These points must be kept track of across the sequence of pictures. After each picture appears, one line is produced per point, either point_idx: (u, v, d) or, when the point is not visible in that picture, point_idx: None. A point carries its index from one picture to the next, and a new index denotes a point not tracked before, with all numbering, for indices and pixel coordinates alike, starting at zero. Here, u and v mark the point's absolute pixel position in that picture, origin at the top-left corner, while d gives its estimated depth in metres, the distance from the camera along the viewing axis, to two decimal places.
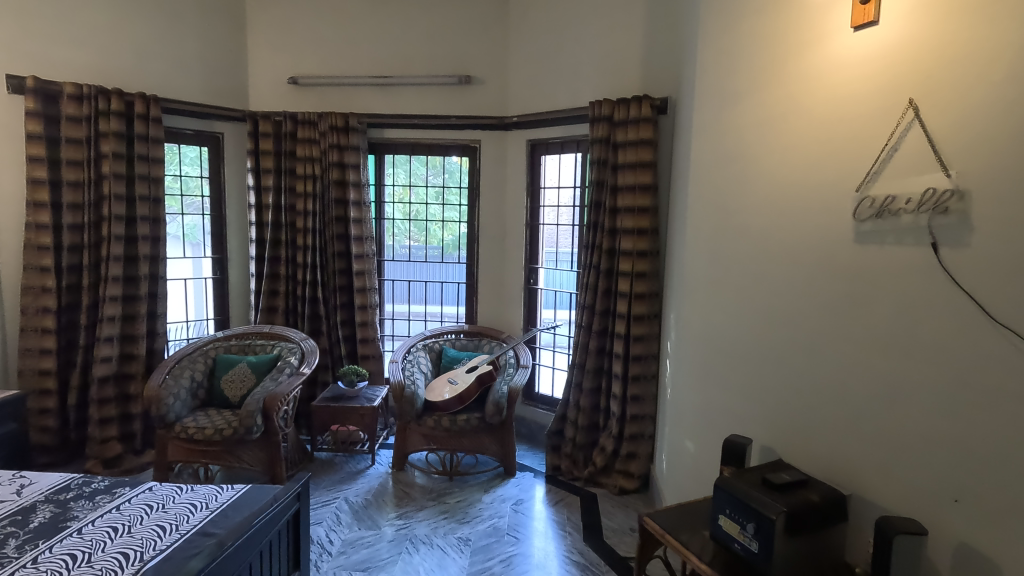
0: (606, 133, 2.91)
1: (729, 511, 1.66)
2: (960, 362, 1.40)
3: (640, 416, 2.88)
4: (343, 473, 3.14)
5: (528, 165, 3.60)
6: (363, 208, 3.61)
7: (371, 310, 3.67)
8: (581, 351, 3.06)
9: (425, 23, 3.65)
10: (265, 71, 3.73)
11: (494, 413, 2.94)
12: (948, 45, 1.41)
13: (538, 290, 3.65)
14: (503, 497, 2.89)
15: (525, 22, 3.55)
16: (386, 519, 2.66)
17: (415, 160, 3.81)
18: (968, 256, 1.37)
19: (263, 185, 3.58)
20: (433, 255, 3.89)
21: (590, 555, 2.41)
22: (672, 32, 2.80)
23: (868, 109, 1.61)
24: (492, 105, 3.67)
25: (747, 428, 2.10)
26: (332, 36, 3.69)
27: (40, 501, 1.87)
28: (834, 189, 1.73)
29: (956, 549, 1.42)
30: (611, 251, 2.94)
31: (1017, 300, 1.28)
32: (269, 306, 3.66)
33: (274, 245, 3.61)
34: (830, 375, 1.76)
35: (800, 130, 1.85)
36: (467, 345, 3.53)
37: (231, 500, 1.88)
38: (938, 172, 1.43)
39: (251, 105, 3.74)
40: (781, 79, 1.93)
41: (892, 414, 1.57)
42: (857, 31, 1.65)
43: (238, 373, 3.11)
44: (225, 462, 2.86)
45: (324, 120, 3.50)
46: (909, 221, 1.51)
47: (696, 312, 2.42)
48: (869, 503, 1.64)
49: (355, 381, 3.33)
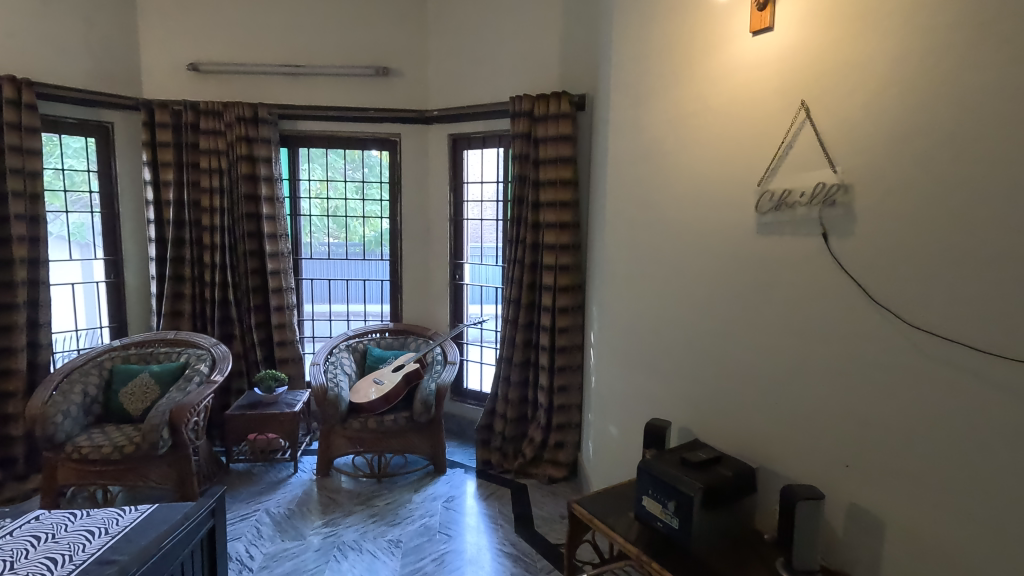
0: (527, 128, 2.94)
1: (651, 492, 1.74)
2: (849, 341, 1.54)
3: (567, 406, 2.95)
4: (263, 483, 2.98)
5: (450, 159, 3.56)
6: (277, 204, 3.43)
7: (289, 311, 3.50)
8: (508, 345, 3.09)
9: (339, 10, 3.50)
10: (160, 56, 3.43)
11: (422, 412, 2.91)
12: (831, 53, 1.54)
13: (464, 285, 3.64)
14: (434, 495, 2.86)
15: (444, 14, 3.50)
16: (311, 528, 2.56)
17: (332, 154, 3.67)
18: (853, 244, 1.52)
19: (163, 180, 3.31)
20: (354, 252, 3.77)
21: (522, 546, 2.44)
22: (588, 30, 2.87)
23: (765, 109, 1.74)
24: (412, 98, 3.60)
25: (666, 412, 2.21)
26: (236, 20, 3.45)
27: None
28: (738, 184, 1.85)
29: (849, 510, 1.58)
30: (535, 245, 2.98)
31: (894, 284, 1.43)
32: (174, 311, 3.40)
33: (177, 244, 3.35)
34: (739, 358, 1.88)
35: (707, 128, 1.96)
36: (393, 344, 3.46)
37: (135, 522, 1.73)
38: (826, 168, 1.57)
39: (146, 93, 3.43)
40: (689, 78, 2.03)
41: (794, 392, 1.70)
42: (755, 36, 1.77)
43: (139, 385, 2.86)
44: (127, 482, 2.63)
45: (230, 110, 3.28)
46: (803, 213, 1.64)
47: (616, 303, 2.51)
48: (776, 475, 1.77)
49: (273, 386, 3.16)
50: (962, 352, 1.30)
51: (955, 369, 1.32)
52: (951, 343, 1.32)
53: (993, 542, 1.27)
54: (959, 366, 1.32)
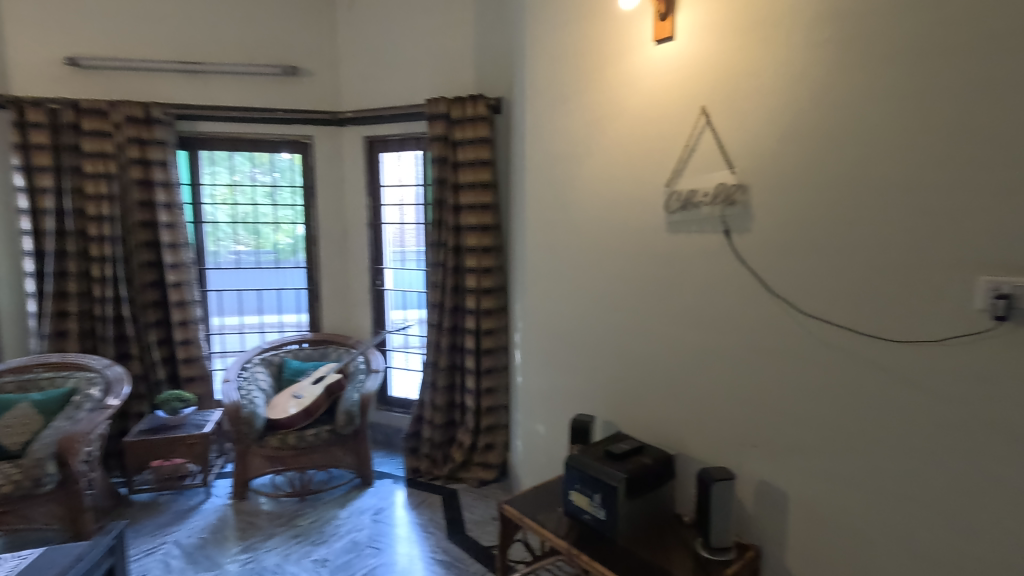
0: (445, 131, 2.96)
1: (578, 486, 1.80)
2: (749, 334, 1.68)
3: (494, 368, 3.01)
4: (170, 513, 2.81)
5: (365, 163, 3.53)
6: (176, 211, 3.26)
7: (194, 326, 3.34)
8: (434, 350, 3.14)
9: (247, 16, 3.38)
10: (26, 51, 3.16)
11: (346, 423, 2.90)
12: (726, 62, 1.66)
13: (385, 291, 3.62)
14: (361, 509, 2.84)
15: (354, 8, 3.45)
16: (227, 556, 2.45)
17: (238, 157, 3.52)
18: (753, 241, 1.65)
19: (39, 186, 3.03)
20: (266, 261, 3.65)
21: (454, 552, 2.48)
22: (503, 31, 2.92)
23: (669, 115, 1.83)
24: (323, 100, 3.53)
25: (589, 408, 2.27)
26: (121, 12, 3.25)
27: None
28: (648, 183, 1.94)
29: (758, 489, 1.71)
30: (457, 248, 3.04)
31: (787, 276, 1.57)
32: (57, 330, 3.15)
33: (59, 277, 3.12)
34: (655, 353, 1.97)
35: (619, 132, 2.03)
36: (312, 355, 3.40)
37: (198, 549, 2.50)
38: (725, 169, 1.69)
39: (14, 88, 3.15)
40: (597, 84, 2.10)
41: (704, 383, 1.82)
42: (659, 44, 1.85)
43: (18, 418, 2.63)
44: (6, 525, 2.41)
45: (119, 109, 3.07)
46: (707, 212, 1.75)
47: (537, 302, 2.53)
48: (693, 461, 1.89)
49: (178, 408, 2.98)
50: (851, 337, 1.47)
51: (845, 353, 1.48)
52: (841, 328, 1.48)
53: (887, 506, 1.44)
54: (843, 351, 1.48)
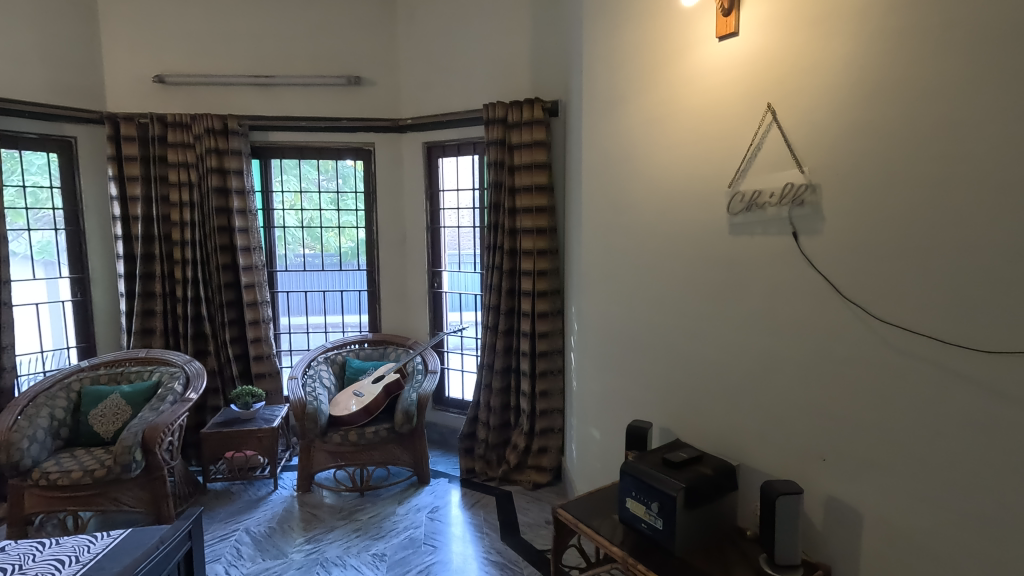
0: (501, 135, 3.00)
1: (634, 494, 1.76)
2: (818, 340, 1.60)
3: (549, 371, 3.01)
4: (241, 502, 2.97)
5: (424, 168, 3.61)
6: (249, 216, 3.45)
7: (264, 325, 3.52)
8: (489, 352, 3.17)
9: (314, 29, 3.55)
10: (121, 70, 3.45)
11: (404, 422, 2.97)
12: (793, 55, 1.58)
13: (442, 293, 3.70)
14: (418, 506, 2.90)
15: (413, 17, 3.54)
16: (292, 546, 2.56)
17: (305, 165, 3.69)
18: (822, 242, 1.56)
19: (130, 195, 3.30)
20: (330, 263, 3.80)
21: (508, 553, 2.48)
22: (560, 34, 2.92)
23: (732, 113, 1.77)
24: (384, 107, 3.64)
25: (646, 414, 2.23)
26: (203, 31, 3.48)
27: None
28: (709, 184, 1.88)
29: (828, 504, 1.61)
30: (513, 251, 3.06)
31: (861, 279, 1.48)
32: (144, 328, 3.41)
33: (147, 278, 3.37)
34: (717, 358, 1.91)
35: (679, 133, 1.99)
36: (372, 354, 3.51)
37: (266, 537, 2.63)
38: (794, 169, 1.61)
39: (110, 106, 3.45)
40: (657, 83, 2.07)
41: (769, 391, 1.75)
42: (721, 41, 1.80)
43: (110, 407, 2.87)
44: (99, 506, 2.63)
45: (199, 122, 3.30)
46: (773, 212, 1.68)
47: (595, 305, 2.53)
48: (756, 472, 1.81)
49: (250, 403, 3.17)
50: (931, 345, 1.36)
51: (925, 362, 1.37)
52: (920, 335, 1.37)
53: (974, 530, 1.31)
54: (923, 359, 1.37)
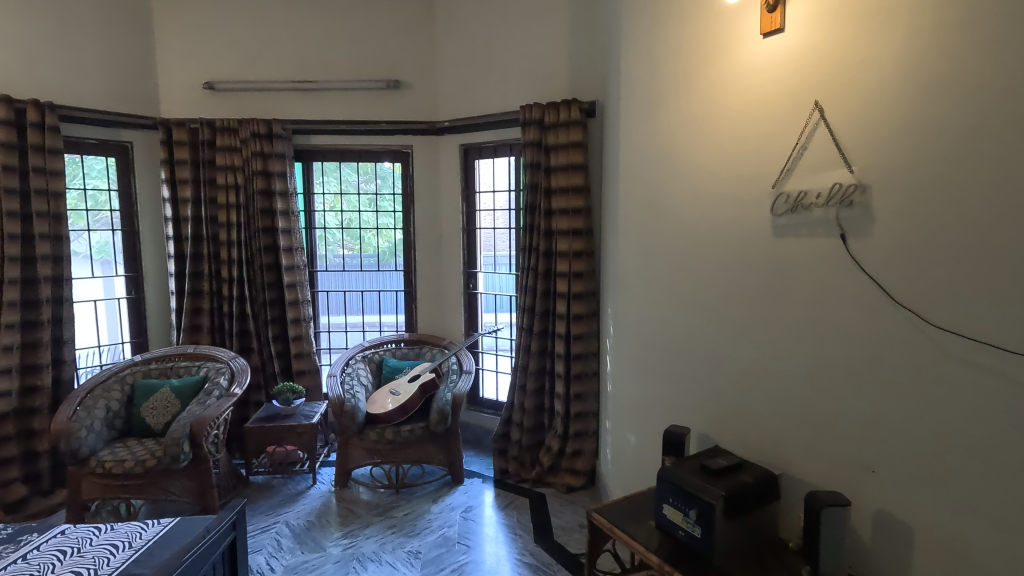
0: (538, 136, 3.00)
1: (672, 500, 1.73)
2: (868, 346, 1.53)
3: (584, 374, 2.98)
4: (281, 496, 3.06)
5: (461, 170, 3.64)
6: (292, 218, 3.55)
7: (305, 323, 3.61)
8: (524, 353, 3.17)
9: (355, 35, 3.63)
10: (174, 77, 3.60)
11: (439, 421, 3.00)
12: (843, 51, 1.52)
13: (478, 294, 3.72)
14: (452, 505, 2.92)
15: (452, 20, 3.58)
16: (330, 540, 2.62)
17: (345, 167, 3.78)
18: (872, 244, 1.50)
19: (181, 197, 3.45)
20: (368, 263, 3.87)
21: (541, 556, 2.48)
22: (599, 34, 2.90)
23: (778, 111, 1.72)
24: (421, 110, 3.69)
25: (684, 419, 2.18)
26: (250, 39, 3.61)
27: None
28: (753, 185, 1.83)
29: (876, 517, 1.55)
30: (549, 252, 3.05)
31: (915, 283, 1.42)
32: (192, 325, 3.54)
33: (196, 277, 3.50)
34: (759, 363, 1.86)
35: (720, 132, 1.94)
36: (408, 354, 3.56)
37: (305, 531, 2.70)
38: (842, 169, 1.55)
39: (164, 112, 3.60)
40: (698, 82, 2.03)
41: (814, 398, 1.69)
42: (766, 38, 1.75)
43: (161, 400, 3.00)
44: (149, 495, 2.74)
45: (246, 127, 3.41)
46: (820, 214, 1.63)
47: (632, 307, 2.49)
48: (800, 481, 1.75)
49: (291, 399, 3.26)
50: (992, 354, 1.28)
51: (985, 370, 1.30)
52: (979, 343, 1.30)
53: None
54: (982, 368, 1.30)
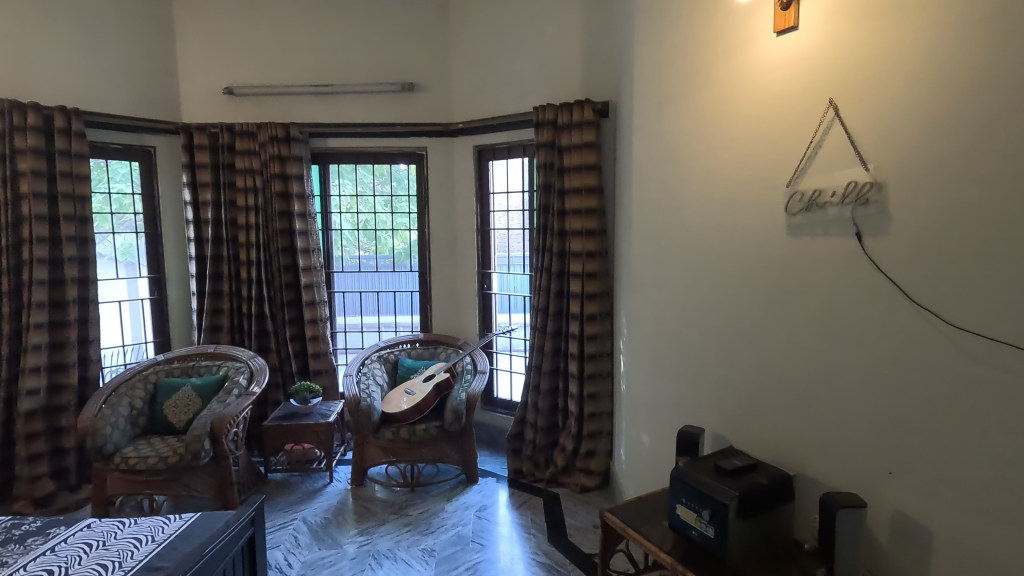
0: (551, 137, 3.01)
1: (685, 500, 1.73)
2: (885, 346, 1.51)
3: (598, 374, 2.98)
4: (299, 493, 3.11)
5: (475, 171, 3.67)
6: (309, 219, 3.61)
7: (322, 324, 3.67)
8: (538, 353, 3.18)
9: (370, 38, 3.68)
10: (195, 83, 3.68)
11: (453, 420, 3.03)
12: (859, 49, 1.51)
13: (492, 294, 3.74)
14: (466, 504, 2.94)
15: (465, 23, 3.61)
16: (346, 537, 2.66)
17: (361, 169, 3.83)
18: (889, 243, 1.48)
19: (202, 200, 3.52)
20: (384, 264, 3.92)
21: (555, 555, 2.48)
22: (612, 34, 2.90)
23: (791, 110, 1.71)
24: (435, 111, 3.72)
25: (699, 419, 2.17)
26: (268, 44, 3.67)
27: (26, 534, 1.92)
28: (767, 184, 1.82)
29: (894, 519, 1.53)
30: (563, 252, 3.06)
31: (932, 282, 1.40)
32: (213, 325, 3.62)
33: (216, 278, 3.58)
34: (775, 363, 1.84)
35: (734, 132, 1.94)
36: (423, 354, 3.59)
37: (321, 528, 2.74)
38: (858, 167, 1.54)
39: (185, 117, 3.69)
40: (711, 82, 2.02)
41: (830, 398, 1.67)
42: (779, 36, 1.74)
43: (182, 399, 3.06)
44: (172, 491, 2.81)
45: (264, 130, 3.48)
46: (835, 212, 1.61)
47: (646, 308, 2.49)
48: (816, 482, 1.73)
49: (308, 398, 3.32)
50: (1011, 355, 1.26)
51: (1005, 371, 1.27)
52: (1000, 343, 1.28)
53: None
54: (1003, 369, 1.28)
